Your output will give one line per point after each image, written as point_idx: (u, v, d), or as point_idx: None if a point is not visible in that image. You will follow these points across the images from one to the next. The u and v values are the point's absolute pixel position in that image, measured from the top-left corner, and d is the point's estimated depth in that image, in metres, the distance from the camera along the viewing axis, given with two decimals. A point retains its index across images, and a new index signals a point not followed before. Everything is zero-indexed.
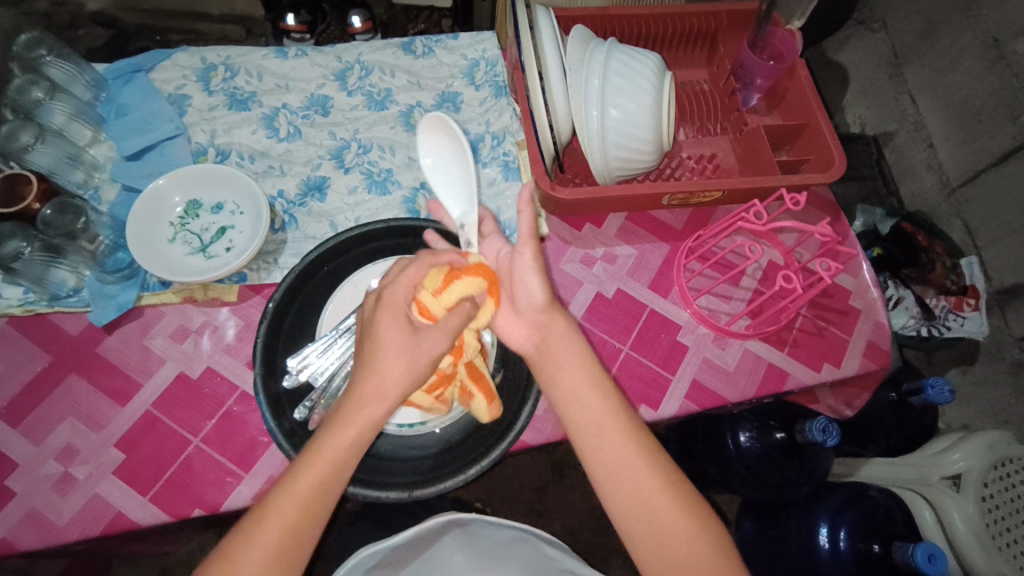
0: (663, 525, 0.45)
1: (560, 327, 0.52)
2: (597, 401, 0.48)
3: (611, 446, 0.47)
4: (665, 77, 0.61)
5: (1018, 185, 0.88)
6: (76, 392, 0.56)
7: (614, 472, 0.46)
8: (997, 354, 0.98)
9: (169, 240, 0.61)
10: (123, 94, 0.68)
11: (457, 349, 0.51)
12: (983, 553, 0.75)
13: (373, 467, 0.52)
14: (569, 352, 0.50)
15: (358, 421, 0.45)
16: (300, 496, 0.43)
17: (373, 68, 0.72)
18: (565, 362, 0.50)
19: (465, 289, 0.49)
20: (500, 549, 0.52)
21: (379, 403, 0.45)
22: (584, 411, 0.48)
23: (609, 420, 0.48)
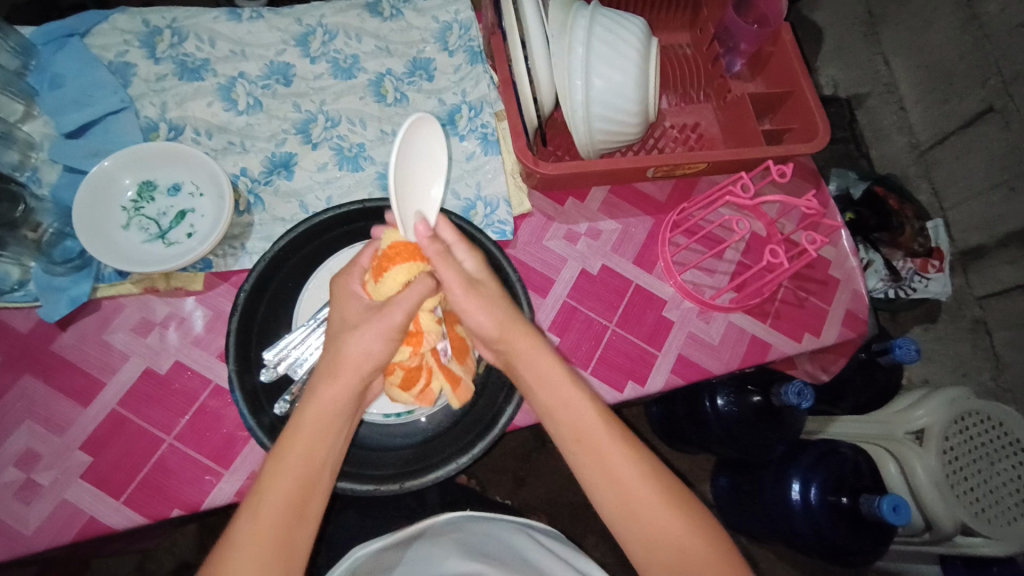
0: (650, 525, 0.43)
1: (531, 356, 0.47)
2: (582, 407, 0.46)
3: (597, 451, 0.45)
4: (651, 43, 0.58)
5: (985, 148, 0.89)
6: (32, 394, 0.52)
7: (604, 480, 0.45)
8: (959, 312, 1.02)
9: (123, 227, 0.56)
10: (55, 61, 0.61)
11: (416, 338, 0.47)
12: (942, 501, 0.77)
13: (362, 461, 0.50)
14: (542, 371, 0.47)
15: (321, 404, 0.43)
16: (285, 489, 0.41)
17: (337, 32, 0.66)
18: (544, 371, 0.47)
19: (407, 272, 0.46)
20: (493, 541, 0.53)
21: (337, 380, 0.43)
22: (569, 422, 0.46)
23: (593, 426, 0.46)
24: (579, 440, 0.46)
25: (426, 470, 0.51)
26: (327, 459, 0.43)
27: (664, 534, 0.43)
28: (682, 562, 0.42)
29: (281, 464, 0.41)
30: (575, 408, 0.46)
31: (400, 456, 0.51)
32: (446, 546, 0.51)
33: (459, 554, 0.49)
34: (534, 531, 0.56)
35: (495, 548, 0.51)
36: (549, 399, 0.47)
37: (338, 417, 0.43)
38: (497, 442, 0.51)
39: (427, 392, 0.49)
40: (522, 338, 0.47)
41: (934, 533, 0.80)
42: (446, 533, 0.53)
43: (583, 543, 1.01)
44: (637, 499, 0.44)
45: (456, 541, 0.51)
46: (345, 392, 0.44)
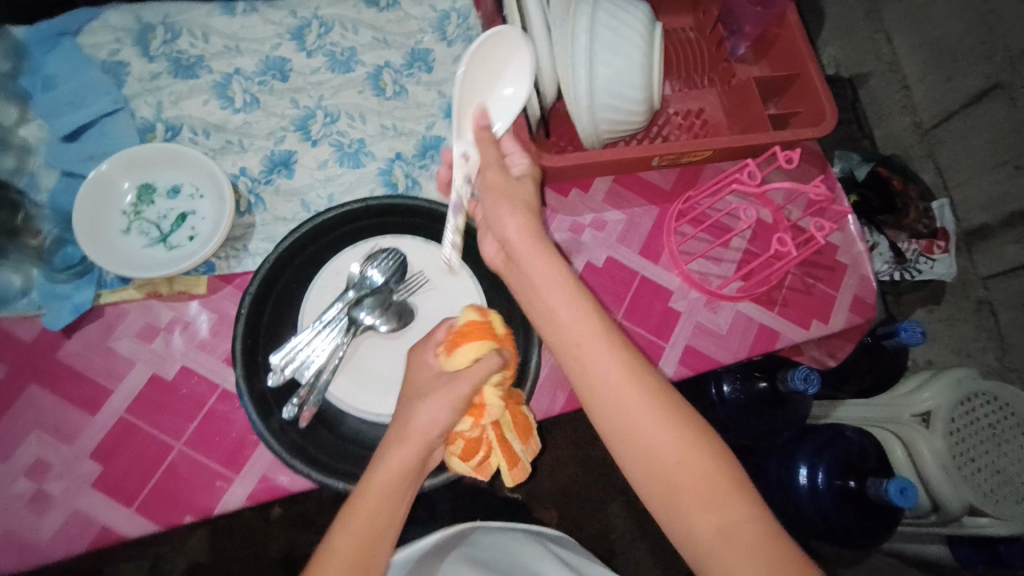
0: (654, 447, 0.42)
1: (541, 265, 0.47)
2: (595, 345, 0.44)
3: (605, 387, 0.44)
4: (655, 29, 0.57)
5: (990, 126, 0.89)
6: (39, 404, 0.52)
7: (618, 423, 0.43)
8: (962, 293, 1.01)
9: (123, 232, 0.55)
10: (46, 63, 0.59)
11: (478, 410, 0.46)
12: (949, 483, 0.78)
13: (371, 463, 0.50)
14: (543, 272, 0.47)
15: (387, 471, 0.43)
16: (347, 552, 0.41)
17: (333, 24, 0.65)
18: (543, 277, 0.47)
19: (477, 350, 0.44)
20: (504, 551, 0.54)
21: (405, 446, 0.43)
22: (583, 363, 0.44)
23: (592, 339, 0.45)
24: (591, 382, 0.44)
25: (437, 470, 0.50)
26: (388, 524, 0.43)
27: (667, 455, 0.42)
28: (685, 481, 0.41)
29: (344, 527, 0.42)
30: (587, 347, 0.44)
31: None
32: (455, 559, 0.51)
33: (469, 567, 0.50)
34: (550, 544, 0.58)
35: (508, 563, 0.52)
36: (566, 323, 0.46)
37: (403, 482, 0.44)
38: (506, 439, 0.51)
39: (484, 466, 0.48)
40: (530, 241, 0.48)
41: (941, 514, 0.81)
42: (455, 546, 0.54)
43: (591, 530, 1.02)
44: (654, 439, 0.42)
45: (466, 554, 0.52)
46: (411, 458, 0.44)
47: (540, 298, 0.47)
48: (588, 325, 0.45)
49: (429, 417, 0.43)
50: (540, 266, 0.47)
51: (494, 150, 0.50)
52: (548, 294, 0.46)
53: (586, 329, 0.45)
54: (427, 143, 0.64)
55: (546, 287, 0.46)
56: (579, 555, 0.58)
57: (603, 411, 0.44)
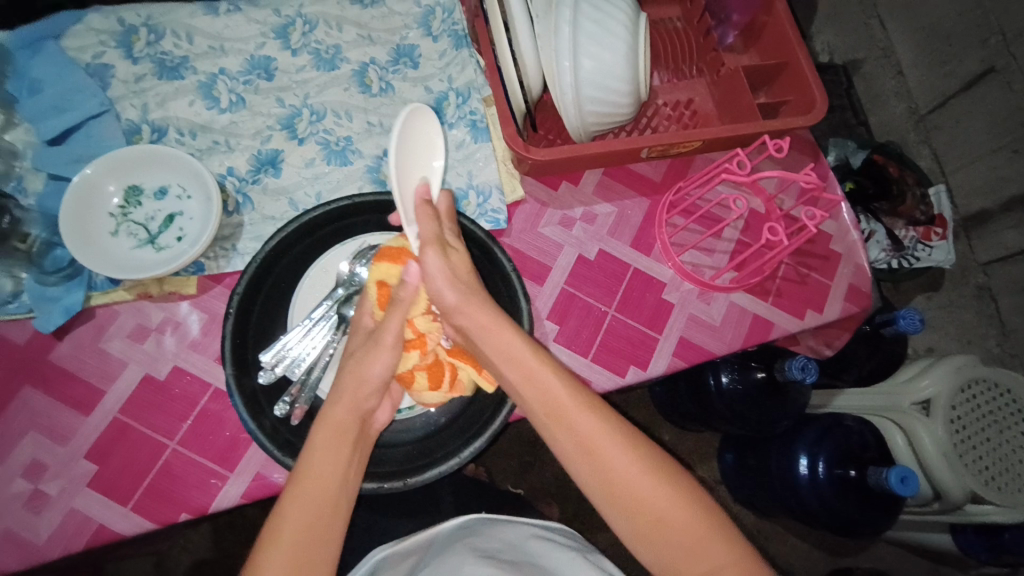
0: (641, 504, 0.41)
1: (502, 336, 0.44)
2: (570, 408, 0.43)
3: (586, 448, 0.42)
4: (640, 19, 0.57)
5: (987, 110, 0.88)
6: (34, 405, 0.52)
7: (600, 480, 0.42)
8: (961, 279, 1.00)
9: (112, 234, 0.56)
10: (31, 66, 0.59)
11: (418, 340, 0.48)
12: (949, 468, 0.77)
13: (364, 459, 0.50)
14: (502, 344, 0.44)
15: (324, 438, 0.43)
16: (297, 530, 0.41)
17: (317, 22, 0.65)
18: (509, 349, 0.44)
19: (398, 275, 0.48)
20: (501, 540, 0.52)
21: (339, 403, 0.44)
22: (561, 425, 0.43)
23: (565, 405, 0.43)
24: (570, 441, 0.43)
25: (428, 466, 0.50)
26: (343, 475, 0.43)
27: (654, 511, 0.41)
28: (669, 532, 0.41)
29: (289, 505, 0.41)
30: (562, 410, 0.43)
31: (400, 454, 0.51)
32: (461, 552, 0.49)
33: (475, 558, 0.47)
34: (549, 533, 0.55)
35: (509, 551, 0.50)
36: (530, 397, 0.44)
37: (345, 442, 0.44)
38: (501, 432, 0.51)
39: (457, 385, 0.49)
40: (483, 316, 0.45)
41: (944, 502, 0.80)
42: (460, 539, 0.52)
43: (591, 524, 1.02)
44: (637, 495, 0.42)
45: (470, 546, 0.50)
46: (348, 423, 0.44)
47: (501, 373, 0.45)
48: (562, 392, 0.43)
49: (371, 372, 0.45)
50: (506, 339, 0.44)
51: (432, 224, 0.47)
52: (509, 370, 0.44)
53: (562, 395, 0.43)
54: None
55: (509, 362, 0.44)
56: (580, 543, 0.56)
57: (584, 470, 0.43)
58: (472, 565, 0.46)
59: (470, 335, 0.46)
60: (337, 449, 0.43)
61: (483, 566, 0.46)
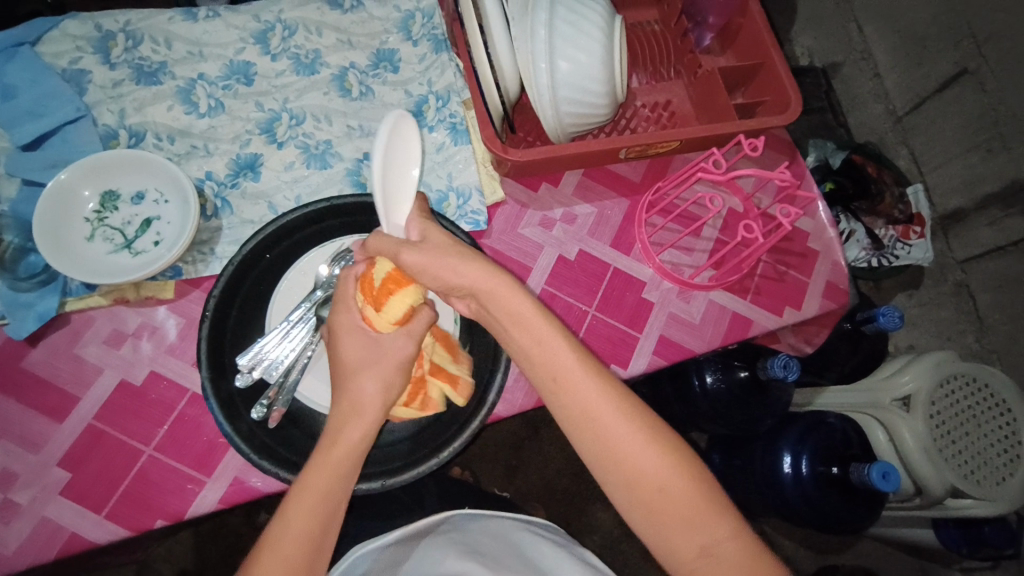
0: (642, 470, 0.41)
1: (509, 300, 0.43)
2: (578, 381, 0.42)
3: (590, 411, 0.42)
4: (614, 21, 0.57)
5: (960, 110, 0.89)
6: (6, 413, 0.52)
7: (601, 455, 0.42)
8: (941, 277, 1.02)
9: (87, 238, 0.55)
10: (6, 72, 0.59)
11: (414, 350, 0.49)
12: (931, 466, 0.78)
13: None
14: (511, 312, 0.43)
15: (332, 449, 0.43)
16: (299, 535, 0.41)
17: (297, 27, 0.65)
18: (515, 316, 0.43)
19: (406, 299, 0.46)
20: (483, 535, 0.52)
21: (350, 427, 0.44)
22: (570, 398, 0.43)
23: (570, 370, 0.43)
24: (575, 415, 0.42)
25: (407, 468, 0.50)
26: (340, 494, 0.43)
27: (654, 477, 0.41)
28: (669, 502, 0.41)
29: (291, 511, 0.41)
30: (569, 383, 0.42)
31: (377, 455, 0.51)
32: (443, 546, 0.49)
33: (458, 554, 0.47)
34: (536, 528, 0.56)
35: (493, 545, 0.50)
36: (540, 370, 0.43)
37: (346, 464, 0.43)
38: (479, 433, 0.51)
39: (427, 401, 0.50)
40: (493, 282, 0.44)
41: (926, 497, 0.81)
42: (442, 534, 0.52)
43: (578, 527, 1.02)
44: (638, 462, 0.41)
45: (452, 540, 0.50)
46: (357, 431, 0.44)
47: (512, 338, 0.44)
48: (572, 365, 0.43)
49: (370, 388, 0.45)
50: (512, 311, 0.43)
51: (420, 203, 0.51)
52: (518, 335, 0.44)
53: (571, 369, 0.43)
54: None
55: (518, 334, 0.44)
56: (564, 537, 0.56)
57: (588, 443, 0.43)
58: (453, 560, 0.46)
59: (483, 305, 0.45)
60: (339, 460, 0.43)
61: (465, 561, 0.46)
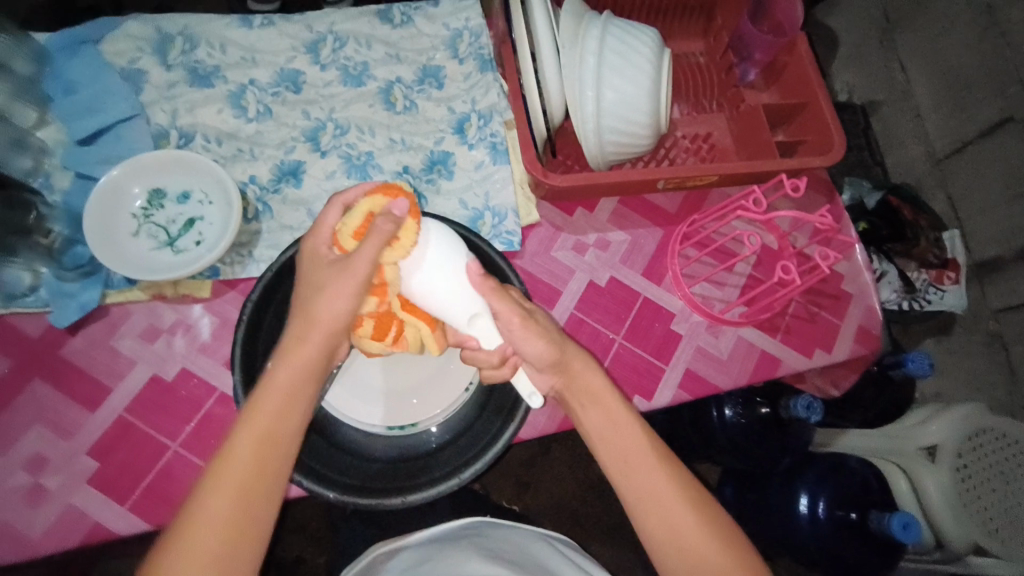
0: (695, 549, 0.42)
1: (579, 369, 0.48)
2: (644, 457, 0.45)
3: (650, 486, 0.44)
4: (663, 55, 0.58)
5: (1005, 157, 0.87)
6: (42, 397, 0.53)
7: (663, 542, 0.42)
8: (974, 325, 0.99)
9: (132, 234, 0.57)
10: (69, 69, 0.61)
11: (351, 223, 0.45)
12: (954, 519, 0.76)
13: (358, 471, 0.50)
14: (590, 389, 0.47)
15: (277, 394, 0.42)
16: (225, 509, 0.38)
17: (347, 39, 0.66)
18: (594, 392, 0.47)
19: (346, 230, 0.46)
20: (502, 544, 0.51)
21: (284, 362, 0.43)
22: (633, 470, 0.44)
23: (636, 444, 0.45)
24: (642, 496, 0.44)
25: (430, 485, 0.49)
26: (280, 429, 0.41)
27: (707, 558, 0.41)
28: None
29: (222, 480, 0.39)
30: (635, 456, 0.45)
31: (383, 470, 0.51)
32: (466, 548, 0.49)
33: (481, 556, 0.47)
34: (557, 543, 0.55)
35: (515, 553, 0.50)
36: (605, 439, 0.46)
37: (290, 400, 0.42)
38: (502, 455, 0.50)
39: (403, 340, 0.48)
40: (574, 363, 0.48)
41: (945, 552, 0.79)
42: (464, 538, 0.52)
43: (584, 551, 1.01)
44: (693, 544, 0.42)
45: (475, 544, 0.50)
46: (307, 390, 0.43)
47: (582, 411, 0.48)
48: (638, 438, 0.46)
49: (333, 307, 0.43)
50: (591, 387, 0.48)
51: (509, 300, 0.45)
52: (590, 412, 0.48)
53: (637, 440, 0.45)
54: (434, 158, 0.64)
55: (593, 410, 0.47)
56: (586, 557, 0.56)
57: (653, 524, 0.43)
58: (477, 563, 0.46)
59: (569, 388, 0.48)
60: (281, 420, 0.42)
61: (491, 566, 0.46)
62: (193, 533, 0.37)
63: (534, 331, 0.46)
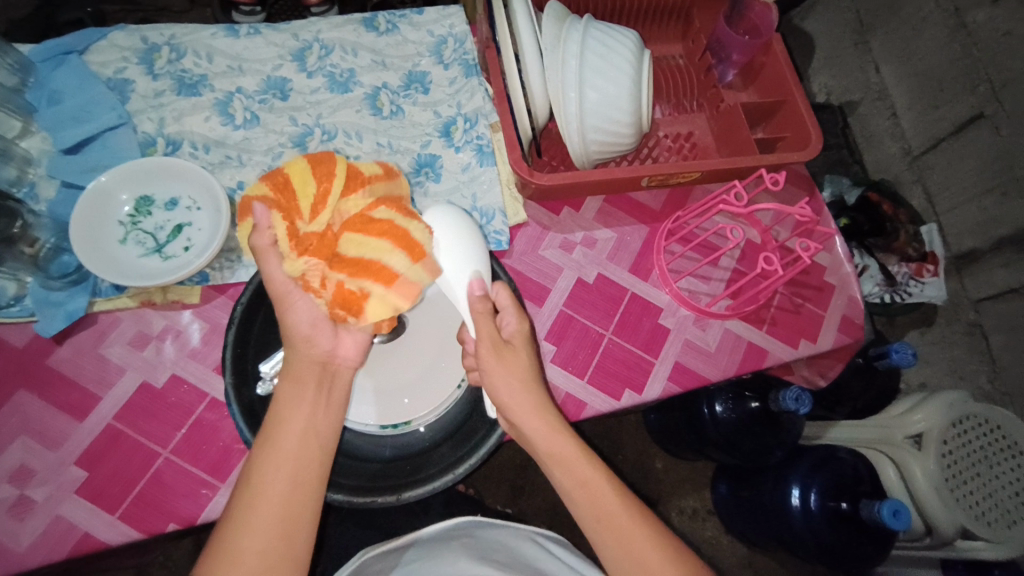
0: None
1: (539, 412, 0.47)
2: (604, 493, 0.46)
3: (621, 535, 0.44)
4: (644, 56, 0.59)
5: (976, 153, 0.90)
6: (28, 408, 0.52)
7: None
8: (954, 316, 1.02)
9: (120, 241, 0.56)
10: (54, 78, 0.61)
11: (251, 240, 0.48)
12: (942, 504, 0.77)
13: (372, 475, 0.51)
14: (555, 439, 0.47)
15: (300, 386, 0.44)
16: (271, 522, 0.41)
17: (334, 47, 0.67)
18: (559, 444, 0.47)
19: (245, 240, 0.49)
20: (493, 544, 0.52)
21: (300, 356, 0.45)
22: (604, 516, 0.45)
23: (606, 500, 0.46)
24: (611, 531, 0.45)
25: (424, 482, 0.50)
26: (317, 426, 0.44)
27: None
28: None
29: (264, 486, 0.41)
30: (595, 491, 0.46)
31: (380, 470, 0.51)
32: (456, 549, 0.49)
33: (470, 558, 0.48)
34: (540, 539, 0.56)
35: (506, 554, 0.51)
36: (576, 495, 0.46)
37: (312, 395, 0.44)
38: (496, 451, 0.51)
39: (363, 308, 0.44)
40: (529, 402, 0.47)
41: (935, 537, 0.79)
42: (454, 538, 0.52)
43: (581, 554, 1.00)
44: None
45: (466, 546, 0.50)
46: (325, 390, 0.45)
47: (550, 466, 0.47)
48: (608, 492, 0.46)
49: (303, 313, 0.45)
50: (556, 445, 0.47)
51: (489, 323, 0.48)
52: (557, 467, 0.47)
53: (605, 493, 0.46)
54: (422, 161, 0.65)
55: (557, 468, 0.47)
56: (576, 555, 0.56)
57: (621, 558, 0.44)
58: (466, 565, 0.47)
59: (520, 430, 0.48)
60: (307, 428, 0.43)
61: (482, 567, 0.47)
62: (251, 528, 0.40)
63: (497, 365, 0.47)
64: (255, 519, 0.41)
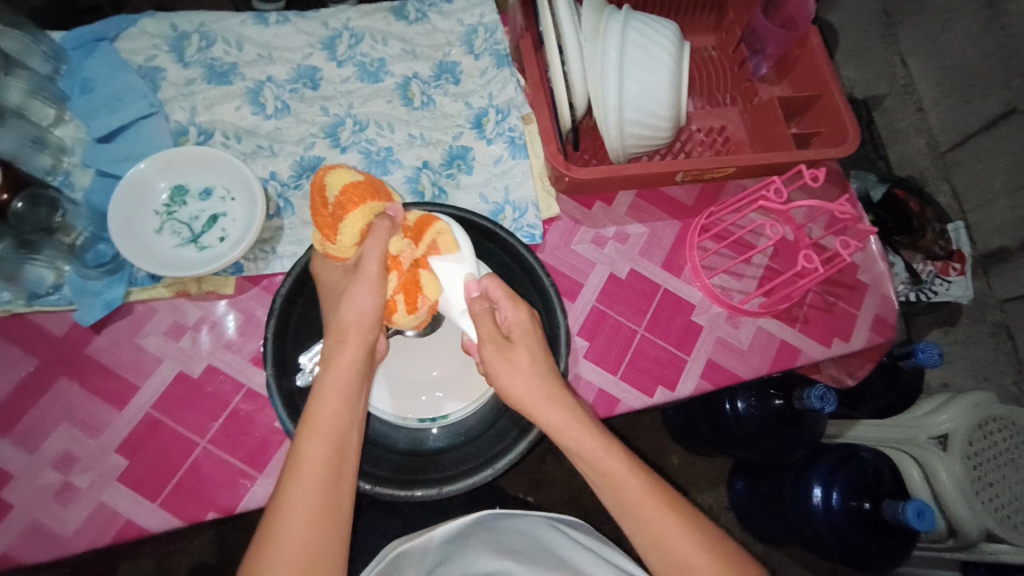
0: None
1: (559, 407, 0.46)
2: (637, 490, 0.45)
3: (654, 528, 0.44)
4: (683, 49, 0.58)
5: (1007, 150, 0.89)
6: (69, 397, 0.53)
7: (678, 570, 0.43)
8: (980, 315, 1.01)
9: (156, 231, 0.56)
10: (87, 66, 0.61)
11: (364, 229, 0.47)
12: (967, 507, 0.77)
13: (409, 467, 0.51)
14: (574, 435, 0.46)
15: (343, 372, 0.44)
16: (307, 512, 0.40)
17: (364, 36, 0.66)
18: (581, 440, 0.46)
19: (361, 218, 0.47)
20: (514, 535, 0.51)
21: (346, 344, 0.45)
22: (635, 512, 0.45)
23: (637, 497, 0.45)
24: (643, 526, 0.44)
25: (464, 477, 0.50)
26: (354, 414, 0.44)
27: None
28: None
29: (299, 474, 0.41)
30: (621, 484, 0.45)
31: (417, 463, 0.51)
32: (475, 546, 0.49)
33: (489, 552, 0.47)
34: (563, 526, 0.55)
35: (525, 543, 0.50)
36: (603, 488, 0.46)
37: (353, 382, 0.45)
38: (537, 442, 0.50)
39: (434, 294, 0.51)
40: (546, 397, 0.47)
41: (958, 539, 0.79)
42: (472, 535, 0.52)
43: None
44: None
45: (484, 540, 0.50)
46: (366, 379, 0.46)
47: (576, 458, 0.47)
48: (637, 490, 0.45)
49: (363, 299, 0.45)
50: (580, 443, 0.46)
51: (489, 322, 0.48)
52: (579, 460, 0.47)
53: (635, 492, 0.45)
54: (453, 153, 0.65)
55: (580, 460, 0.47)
56: (596, 538, 0.55)
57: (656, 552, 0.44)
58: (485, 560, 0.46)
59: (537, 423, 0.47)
60: (347, 416, 0.44)
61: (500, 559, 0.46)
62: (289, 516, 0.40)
63: (502, 363, 0.47)
64: (291, 510, 0.40)
